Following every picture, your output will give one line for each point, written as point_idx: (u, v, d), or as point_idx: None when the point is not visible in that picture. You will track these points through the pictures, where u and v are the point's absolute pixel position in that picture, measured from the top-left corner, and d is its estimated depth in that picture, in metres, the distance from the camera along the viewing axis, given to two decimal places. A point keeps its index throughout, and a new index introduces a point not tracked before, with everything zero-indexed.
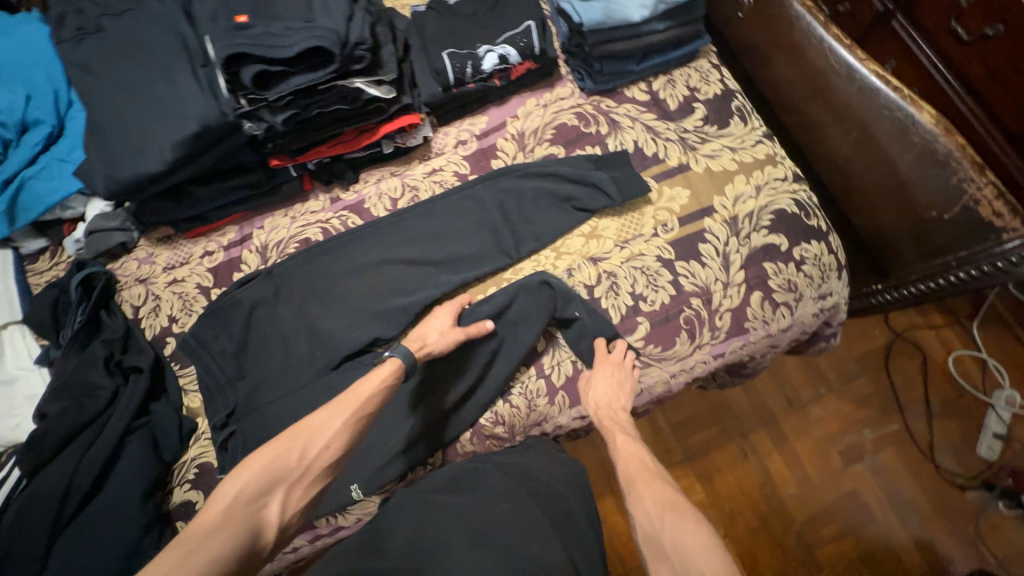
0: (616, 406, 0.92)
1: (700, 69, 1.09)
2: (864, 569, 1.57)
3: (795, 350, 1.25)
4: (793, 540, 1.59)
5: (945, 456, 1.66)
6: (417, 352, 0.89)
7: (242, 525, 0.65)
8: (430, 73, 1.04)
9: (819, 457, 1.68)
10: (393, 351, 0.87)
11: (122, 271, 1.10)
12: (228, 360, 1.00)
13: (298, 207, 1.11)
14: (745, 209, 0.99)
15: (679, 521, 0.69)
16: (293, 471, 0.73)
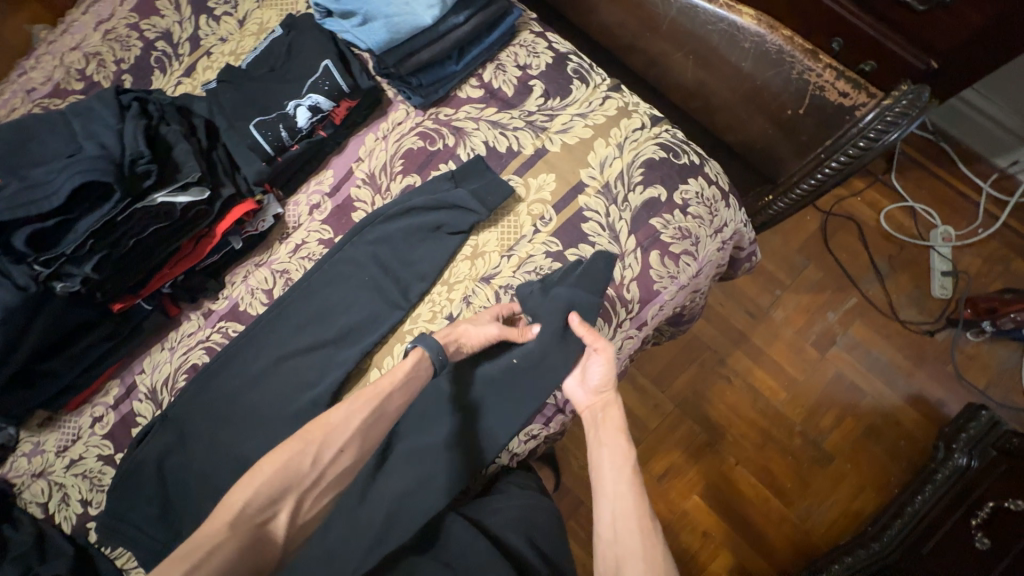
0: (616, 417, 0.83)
1: (525, 43, 1.02)
2: (872, 443, 1.58)
3: (726, 278, 1.23)
4: (800, 443, 1.58)
5: (906, 310, 1.68)
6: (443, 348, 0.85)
7: (247, 536, 0.69)
8: (246, 150, 0.94)
9: (799, 355, 1.66)
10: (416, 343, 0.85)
11: (13, 472, 0.99)
12: (157, 523, 0.92)
13: (173, 335, 1.01)
14: (614, 172, 0.94)
15: None
16: (306, 477, 0.75)
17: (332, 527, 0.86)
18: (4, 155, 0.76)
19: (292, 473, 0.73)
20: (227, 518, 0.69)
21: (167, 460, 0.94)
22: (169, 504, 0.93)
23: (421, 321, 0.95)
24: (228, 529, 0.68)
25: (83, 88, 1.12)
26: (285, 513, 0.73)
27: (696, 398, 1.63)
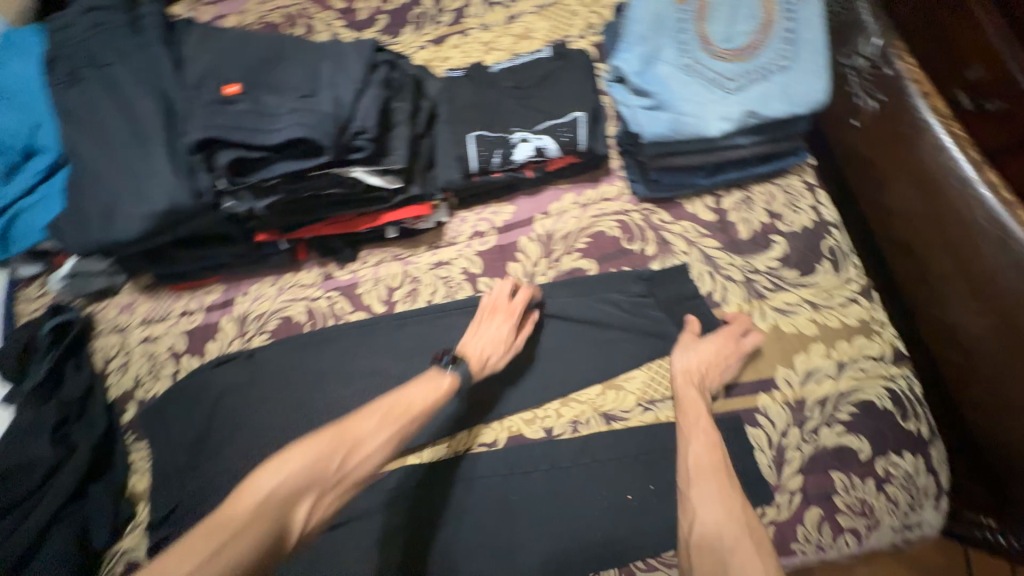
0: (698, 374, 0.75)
1: (788, 189, 0.86)
2: None
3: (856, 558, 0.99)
4: None
5: None
6: (478, 370, 0.78)
7: (268, 523, 0.58)
8: (452, 156, 0.87)
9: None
10: (455, 365, 0.77)
11: (102, 315, 1.03)
12: (184, 445, 0.89)
13: (288, 277, 0.99)
14: (818, 391, 0.75)
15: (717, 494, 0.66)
16: (329, 479, 0.65)
17: None
18: (251, 68, 0.73)
19: (317, 474, 0.64)
20: (250, 504, 0.59)
21: (223, 396, 0.91)
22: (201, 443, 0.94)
23: (518, 417, 0.82)
24: (253, 514, 0.57)
25: (344, 9, 1.10)
26: (303, 510, 0.62)
27: None
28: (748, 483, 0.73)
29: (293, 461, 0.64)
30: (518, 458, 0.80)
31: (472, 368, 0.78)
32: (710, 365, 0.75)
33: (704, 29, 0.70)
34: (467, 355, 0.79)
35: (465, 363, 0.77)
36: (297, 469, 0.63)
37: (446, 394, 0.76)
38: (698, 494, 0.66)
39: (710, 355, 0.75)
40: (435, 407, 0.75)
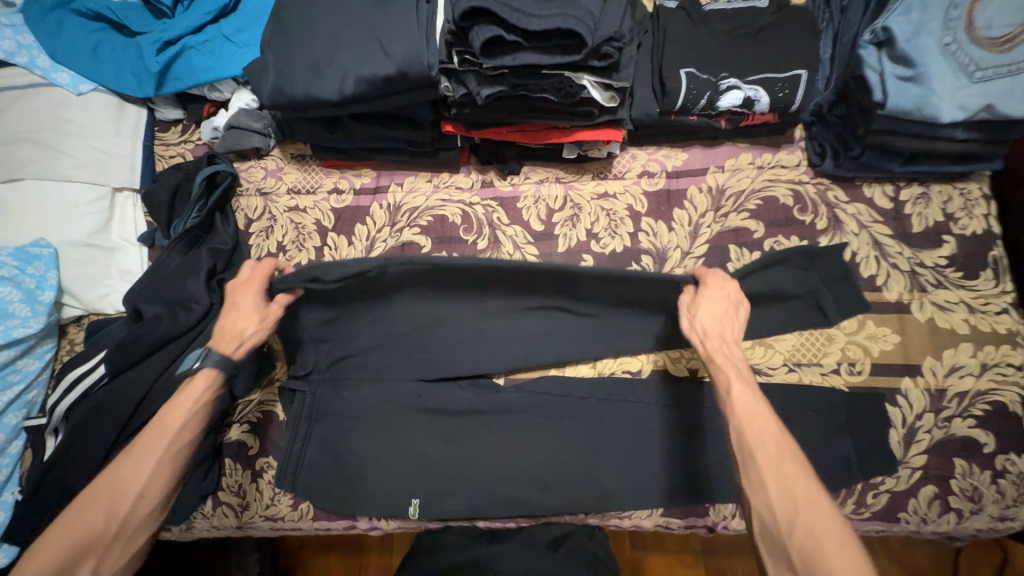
0: (728, 338, 0.75)
1: (967, 194, 0.87)
2: None
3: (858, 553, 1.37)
4: None
5: None
6: (233, 355, 0.78)
7: None
8: (654, 88, 0.86)
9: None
10: (203, 361, 0.77)
11: (246, 175, 1.02)
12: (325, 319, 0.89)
13: (445, 176, 0.99)
14: (958, 385, 0.80)
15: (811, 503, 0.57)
16: (102, 532, 0.65)
17: (467, 439, 0.87)
18: None
19: (87, 533, 0.64)
20: None
21: None
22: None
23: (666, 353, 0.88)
24: None
25: None
26: None
27: None
28: (879, 453, 0.79)
29: (54, 541, 0.63)
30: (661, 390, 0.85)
31: (223, 351, 0.78)
32: (714, 333, 0.74)
33: (974, 10, 0.70)
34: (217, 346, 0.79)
35: (215, 352, 0.77)
36: (54, 549, 0.62)
37: (212, 390, 0.77)
38: (779, 475, 0.60)
39: (718, 313, 0.76)
40: (205, 410, 0.76)
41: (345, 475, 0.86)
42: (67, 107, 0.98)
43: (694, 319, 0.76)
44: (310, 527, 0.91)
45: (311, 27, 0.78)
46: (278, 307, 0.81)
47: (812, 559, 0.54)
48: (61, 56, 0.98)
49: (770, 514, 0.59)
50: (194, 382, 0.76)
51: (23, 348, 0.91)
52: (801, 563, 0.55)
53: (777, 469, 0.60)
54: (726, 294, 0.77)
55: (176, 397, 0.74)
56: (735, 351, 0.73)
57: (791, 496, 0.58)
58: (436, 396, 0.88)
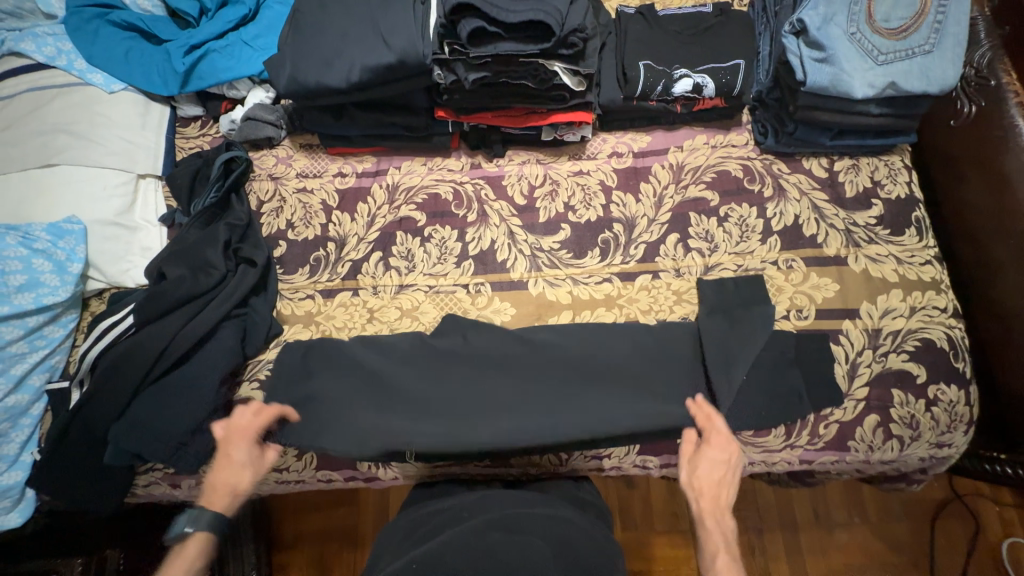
0: (720, 501, 0.81)
1: (890, 165, 1.01)
2: None
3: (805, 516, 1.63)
4: None
5: None
6: (224, 511, 0.82)
7: None
8: (618, 78, 1.00)
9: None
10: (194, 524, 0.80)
11: (259, 163, 1.13)
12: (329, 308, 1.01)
13: (438, 160, 1.11)
14: (892, 325, 0.91)
15: None
16: None
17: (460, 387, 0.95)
18: None
19: None
20: None
21: None
22: (326, 301, 1.03)
23: (636, 307, 0.97)
24: None
25: None
26: None
27: None
28: (827, 387, 0.89)
29: None
30: (634, 338, 0.94)
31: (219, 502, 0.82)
32: (709, 488, 0.81)
33: (872, 7, 0.85)
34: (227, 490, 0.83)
35: (205, 517, 0.80)
36: None
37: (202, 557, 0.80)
38: None
39: (714, 470, 0.83)
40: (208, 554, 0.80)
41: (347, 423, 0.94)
42: (100, 103, 1.10)
43: (696, 482, 0.82)
44: (313, 478, 0.97)
45: (323, 26, 0.92)
46: (269, 458, 0.88)
47: None
48: (96, 60, 1.10)
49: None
50: (186, 544, 0.79)
51: (50, 315, 0.99)
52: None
53: None
54: (722, 458, 0.83)
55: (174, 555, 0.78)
56: (726, 518, 0.80)
57: None
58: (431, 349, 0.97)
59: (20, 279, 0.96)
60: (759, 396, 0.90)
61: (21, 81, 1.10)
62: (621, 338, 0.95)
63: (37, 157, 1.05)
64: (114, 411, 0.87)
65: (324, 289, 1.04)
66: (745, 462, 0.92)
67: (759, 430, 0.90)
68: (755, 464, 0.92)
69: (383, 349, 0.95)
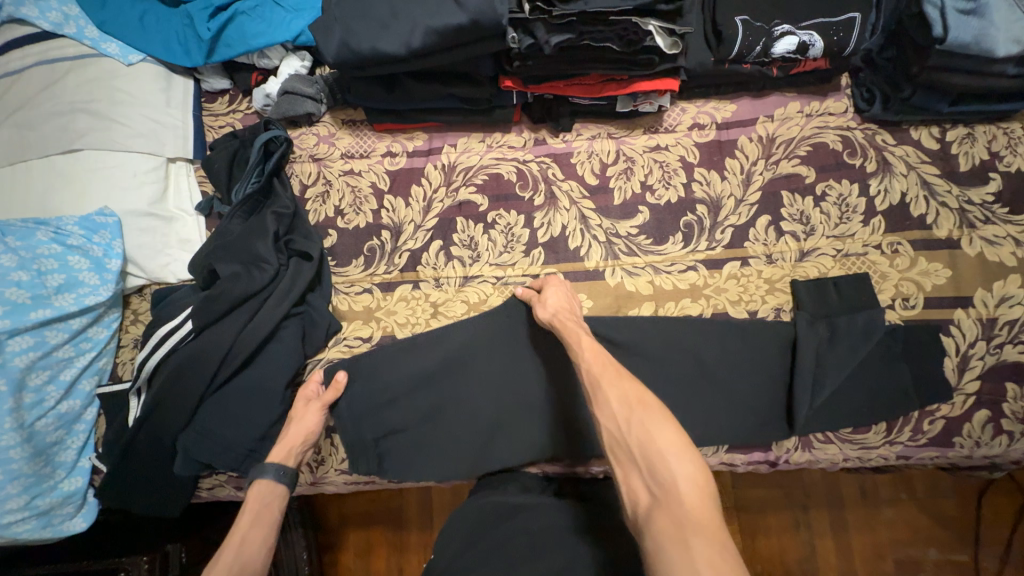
0: (573, 313, 0.83)
1: (1010, 133, 0.90)
2: None
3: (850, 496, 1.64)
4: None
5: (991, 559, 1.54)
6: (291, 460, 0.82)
7: None
8: (709, 37, 0.87)
9: (869, 559, 1.56)
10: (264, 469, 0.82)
11: (298, 142, 1.03)
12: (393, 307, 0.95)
13: (498, 136, 1.00)
14: (1009, 314, 0.84)
15: (651, 418, 0.64)
16: None
17: (537, 385, 0.89)
18: None
19: None
20: None
21: None
22: (385, 295, 0.96)
23: (724, 298, 0.90)
24: None
25: None
26: None
27: (759, 516, 1.63)
28: (935, 381, 0.83)
29: None
30: (723, 330, 0.88)
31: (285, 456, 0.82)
32: (562, 310, 0.82)
33: None
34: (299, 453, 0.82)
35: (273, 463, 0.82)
36: None
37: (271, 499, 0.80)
38: (623, 400, 0.66)
39: (559, 296, 0.85)
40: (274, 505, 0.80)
41: (418, 425, 0.89)
42: (119, 77, 0.98)
43: (547, 307, 0.82)
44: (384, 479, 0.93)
45: None
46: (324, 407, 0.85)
47: (653, 450, 0.61)
48: (110, 26, 0.98)
49: (622, 431, 0.64)
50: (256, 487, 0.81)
51: (93, 316, 0.92)
52: (643, 455, 0.62)
53: (620, 394, 0.67)
54: (559, 286, 0.87)
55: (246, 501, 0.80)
56: (580, 321, 0.81)
57: (639, 418, 0.64)
58: (502, 346, 0.91)
59: (57, 279, 0.89)
60: (860, 393, 0.84)
61: (28, 53, 0.98)
62: (707, 331, 0.88)
63: (58, 141, 0.94)
64: (180, 421, 0.83)
65: (382, 282, 0.97)
66: (840, 460, 0.87)
67: (858, 427, 0.85)
68: (851, 461, 0.87)
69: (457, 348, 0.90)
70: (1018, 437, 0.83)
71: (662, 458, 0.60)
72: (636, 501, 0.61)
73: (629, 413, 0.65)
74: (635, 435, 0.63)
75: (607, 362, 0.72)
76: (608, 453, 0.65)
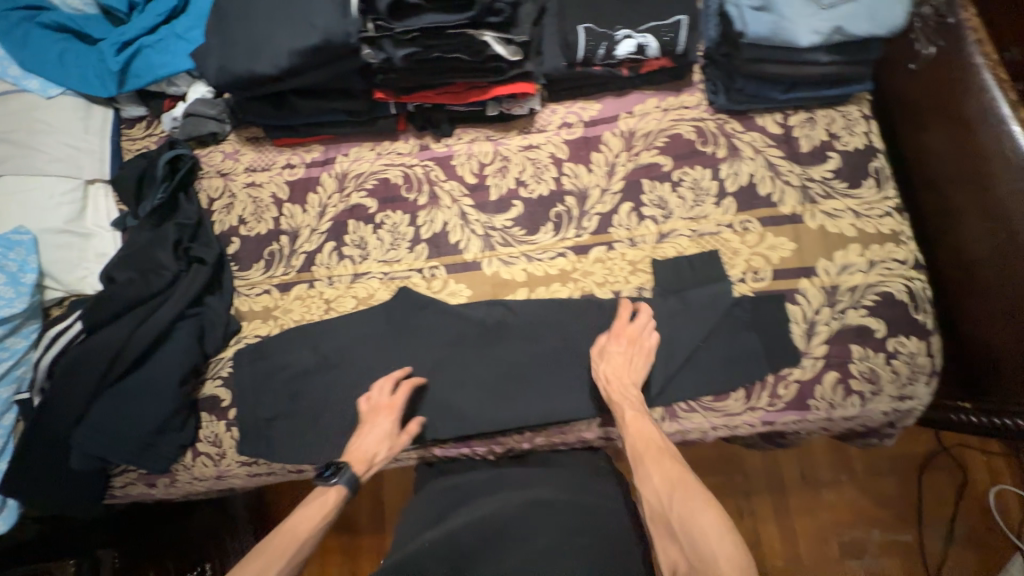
0: (627, 380, 0.86)
1: (847, 115, 0.98)
2: None
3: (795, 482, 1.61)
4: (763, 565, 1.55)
5: (934, 536, 1.54)
6: (363, 474, 0.84)
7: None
8: (560, 45, 0.96)
9: (813, 543, 1.57)
10: (337, 475, 0.83)
11: (206, 160, 1.12)
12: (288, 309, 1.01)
13: (386, 144, 1.09)
14: (850, 281, 0.90)
15: (687, 498, 0.72)
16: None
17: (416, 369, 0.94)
18: None
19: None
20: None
21: None
22: (282, 295, 1.03)
23: (591, 280, 0.96)
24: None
25: None
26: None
27: None
28: (784, 346, 0.88)
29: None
30: (587, 308, 0.94)
31: (357, 469, 0.84)
32: (612, 377, 0.86)
33: None
34: (349, 461, 0.85)
35: (350, 470, 0.83)
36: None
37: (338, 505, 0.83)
38: (667, 481, 0.75)
39: (620, 358, 0.87)
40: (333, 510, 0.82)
41: (305, 414, 0.95)
42: (38, 109, 1.08)
43: (598, 373, 0.88)
44: (284, 470, 0.96)
45: (245, 9, 0.88)
46: (407, 437, 0.87)
47: (687, 523, 0.69)
48: (30, 64, 1.08)
49: (664, 505, 0.74)
50: (329, 491, 0.83)
51: (9, 327, 0.97)
52: (681, 529, 0.70)
53: (665, 475, 0.76)
54: (624, 352, 0.88)
55: (316, 500, 0.82)
56: (633, 388, 0.85)
57: (686, 498, 0.72)
58: (383, 337, 0.96)
59: None
60: (714, 362, 0.89)
61: None
62: (574, 309, 0.94)
63: None
64: (72, 418, 0.89)
65: (279, 283, 1.03)
66: (707, 428, 0.91)
67: (717, 395, 0.89)
68: (717, 429, 0.91)
69: (343, 339, 0.97)
70: (867, 397, 0.88)
71: (692, 531, 0.69)
72: (676, 568, 0.69)
73: (669, 491, 0.74)
74: (680, 512, 0.71)
75: (661, 442, 0.80)
76: (652, 524, 0.75)
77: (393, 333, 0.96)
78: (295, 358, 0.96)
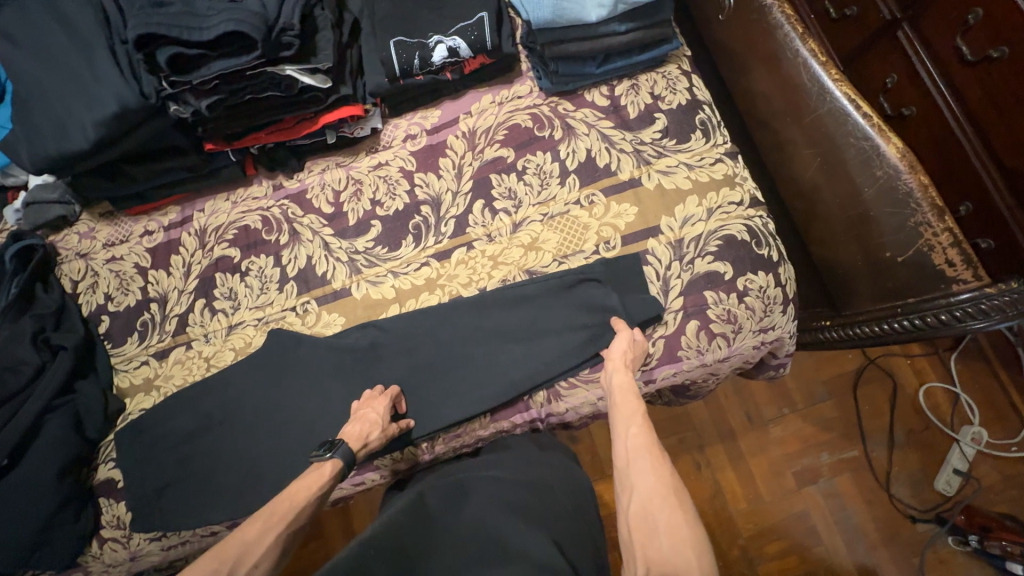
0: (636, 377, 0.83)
1: (667, 75, 1.02)
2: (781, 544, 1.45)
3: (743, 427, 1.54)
4: (727, 514, 1.47)
5: (878, 445, 1.51)
6: (359, 451, 0.82)
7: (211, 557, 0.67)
8: (378, 62, 0.98)
9: (770, 481, 1.49)
10: (337, 450, 0.80)
11: (63, 244, 1.10)
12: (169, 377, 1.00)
13: (240, 192, 1.08)
14: (693, 232, 0.94)
15: (678, 507, 0.65)
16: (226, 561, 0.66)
17: (301, 406, 0.95)
18: None
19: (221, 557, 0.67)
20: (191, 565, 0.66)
21: None
22: (160, 363, 1.01)
23: (456, 283, 0.98)
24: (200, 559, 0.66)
25: None
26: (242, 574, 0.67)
27: None
28: (644, 306, 0.91)
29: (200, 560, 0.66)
30: (456, 311, 0.95)
31: (352, 444, 0.82)
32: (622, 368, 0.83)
33: None
34: (345, 437, 0.83)
35: (347, 445, 0.81)
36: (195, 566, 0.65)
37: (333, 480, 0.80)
38: (658, 484, 0.67)
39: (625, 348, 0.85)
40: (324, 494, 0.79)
41: (203, 475, 0.94)
42: None
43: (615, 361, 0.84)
44: (195, 535, 0.95)
45: (39, 89, 0.86)
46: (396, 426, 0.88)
47: (672, 534, 0.61)
48: None
49: (651, 509, 0.65)
50: (325, 464, 0.80)
51: None
52: (666, 538, 0.61)
53: (658, 479, 0.68)
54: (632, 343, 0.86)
55: (309, 473, 0.79)
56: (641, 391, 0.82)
57: (671, 506, 0.65)
58: (265, 383, 0.96)
59: None
60: (582, 336, 0.92)
61: None
62: (444, 312, 0.95)
63: None
64: None
65: (156, 351, 1.02)
66: (594, 400, 0.94)
67: (594, 367, 0.92)
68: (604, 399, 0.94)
69: (225, 393, 0.96)
70: (731, 336, 0.92)
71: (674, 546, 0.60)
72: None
73: (661, 494, 0.67)
74: (666, 518, 0.63)
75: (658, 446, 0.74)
76: (629, 521, 0.65)
77: (274, 376, 0.96)
78: (182, 423, 0.96)
